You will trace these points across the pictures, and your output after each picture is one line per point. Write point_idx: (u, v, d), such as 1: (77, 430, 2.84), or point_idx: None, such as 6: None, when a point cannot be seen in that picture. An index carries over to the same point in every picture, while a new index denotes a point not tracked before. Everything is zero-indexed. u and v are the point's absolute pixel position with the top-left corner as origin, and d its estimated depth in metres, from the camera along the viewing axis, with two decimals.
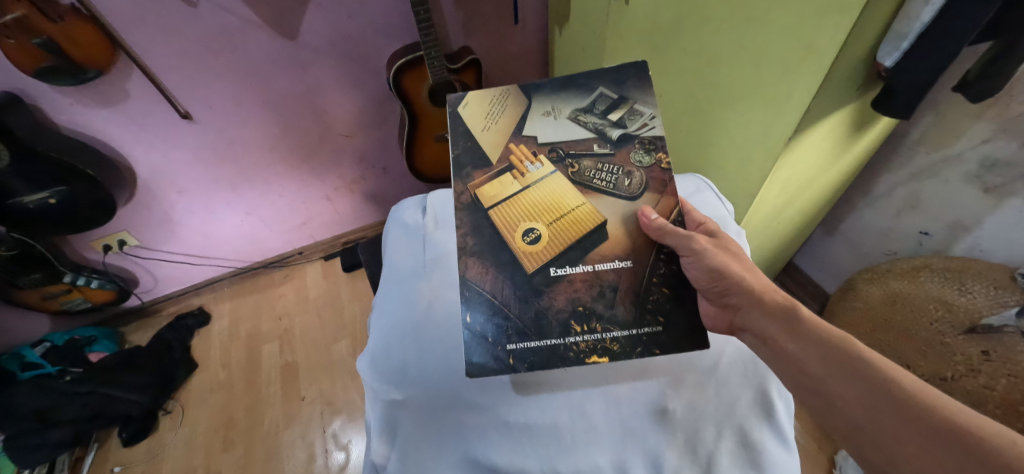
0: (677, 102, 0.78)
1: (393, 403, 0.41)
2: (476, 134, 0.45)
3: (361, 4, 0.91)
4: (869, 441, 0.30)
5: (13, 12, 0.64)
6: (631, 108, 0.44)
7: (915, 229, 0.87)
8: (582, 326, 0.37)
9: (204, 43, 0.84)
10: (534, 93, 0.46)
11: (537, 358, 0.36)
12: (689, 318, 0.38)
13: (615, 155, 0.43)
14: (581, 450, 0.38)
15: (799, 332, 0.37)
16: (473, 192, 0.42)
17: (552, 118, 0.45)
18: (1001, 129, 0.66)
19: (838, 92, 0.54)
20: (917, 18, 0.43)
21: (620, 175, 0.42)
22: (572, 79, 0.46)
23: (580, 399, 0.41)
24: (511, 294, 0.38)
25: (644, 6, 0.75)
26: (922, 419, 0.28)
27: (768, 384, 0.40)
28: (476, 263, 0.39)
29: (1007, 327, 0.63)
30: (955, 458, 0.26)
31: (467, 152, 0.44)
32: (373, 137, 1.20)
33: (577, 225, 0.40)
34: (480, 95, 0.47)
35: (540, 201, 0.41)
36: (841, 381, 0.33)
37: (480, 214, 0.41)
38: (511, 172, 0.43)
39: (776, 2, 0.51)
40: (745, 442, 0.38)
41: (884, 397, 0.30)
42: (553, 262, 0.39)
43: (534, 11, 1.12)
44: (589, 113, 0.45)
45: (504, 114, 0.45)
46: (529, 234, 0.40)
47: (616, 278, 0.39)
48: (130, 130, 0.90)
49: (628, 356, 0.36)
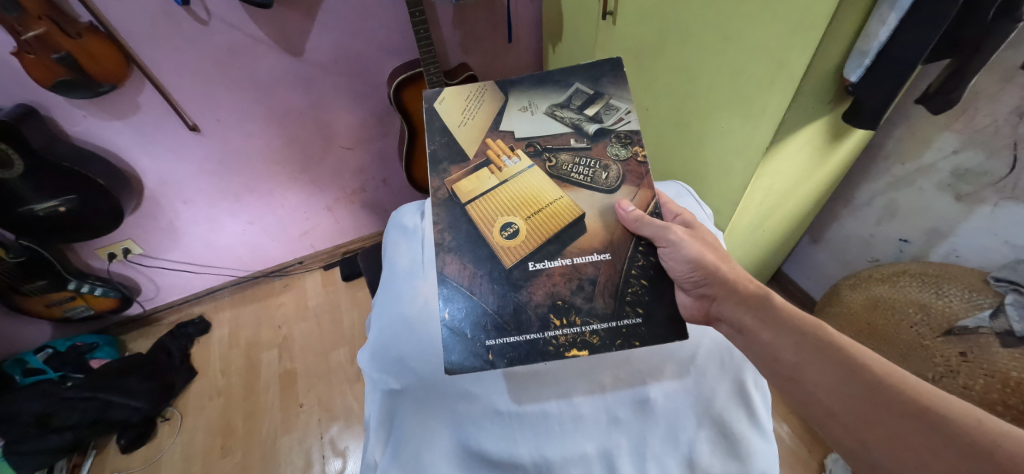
0: (663, 115, 0.82)
1: (392, 392, 0.43)
2: (453, 129, 0.48)
3: (365, 23, 0.96)
4: (841, 424, 0.32)
5: (35, 29, 0.68)
6: (607, 103, 0.47)
7: (895, 236, 0.90)
8: (560, 320, 0.40)
9: (217, 59, 0.88)
10: (511, 89, 0.50)
11: (515, 353, 0.39)
12: (664, 312, 0.41)
13: (592, 149, 0.46)
14: (568, 437, 0.40)
15: (773, 321, 0.40)
16: (449, 187, 0.45)
17: (529, 114, 0.49)
18: (968, 140, 0.71)
19: (810, 106, 0.58)
20: (876, 37, 0.48)
21: (598, 168, 0.46)
22: (548, 76, 0.50)
23: (569, 389, 0.43)
24: (490, 290, 0.41)
25: (630, 26, 0.80)
26: (890, 401, 0.31)
27: (744, 374, 0.43)
28: (455, 260, 0.42)
29: (982, 328, 0.66)
30: (923, 438, 0.28)
31: (443, 147, 0.47)
32: (373, 149, 1.24)
33: (555, 218, 0.43)
34: (456, 92, 0.50)
35: (517, 194, 0.45)
36: (815, 368, 0.35)
37: (458, 210, 0.44)
38: (489, 167, 0.46)
39: (751, 23, 0.55)
40: (724, 430, 0.40)
41: (856, 382, 0.33)
42: (530, 257, 0.42)
43: (529, 31, 1.18)
44: (565, 108, 0.48)
45: (480, 110, 0.49)
46: (507, 228, 0.43)
47: (595, 271, 0.41)
48: (140, 142, 0.94)
49: (607, 348, 0.39)
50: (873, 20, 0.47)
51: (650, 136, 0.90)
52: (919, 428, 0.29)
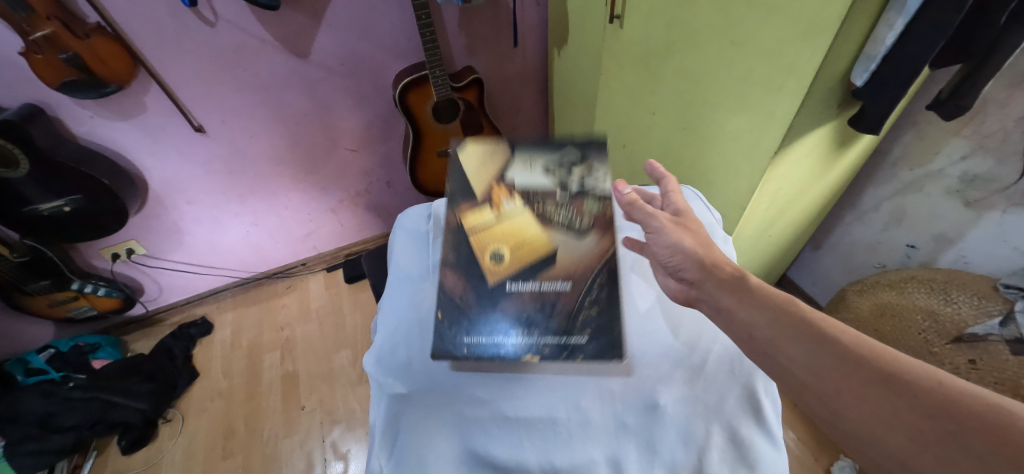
0: (670, 120, 0.82)
1: (398, 396, 0.39)
2: (467, 174, 0.51)
3: (371, 25, 0.96)
4: (814, 396, 0.28)
5: (43, 30, 0.68)
6: (591, 169, 0.50)
7: (902, 242, 0.90)
8: (526, 330, 0.40)
9: (224, 61, 0.89)
10: (518, 146, 0.53)
11: (480, 350, 0.40)
12: (615, 333, 0.40)
13: (573, 202, 0.47)
14: (579, 443, 0.36)
15: (747, 298, 0.34)
16: (459, 219, 0.48)
17: (527, 169, 0.50)
18: (977, 146, 0.70)
19: (819, 110, 0.57)
20: (883, 43, 0.48)
21: (574, 217, 0.46)
22: (550, 141, 0.53)
23: (547, 387, 0.39)
24: (473, 298, 0.42)
25: (637, 31, 0.80)
26: (862, 368, 0.27)
27: (756, 381, 0.38)
28: (451, 274, 0.44)
29: (992, 335, 0.65)
30: (889, 401, 0.24)
31: (459, 187, 0.50)
32: (379, 152, 1.24)
33: (532, 250, 0.43)
34: (477, 144, 0.54)
35: (508, 229, 0.45)
36: (790, 342, 0.30)
37: (462, 233, 0.46)
38: (489, 205, 0.48)
39: (759, 28, 0.55)
40: (735, 440, 0.35)
41: (828, 353, 0.28)
42: (510, 276, 0.43)
43: (533, 34, 1.19)
44: (557, 167, 0.50)
45: (490, 163, 0.52)
46: (495, 255, 0.44)
47: (557, 295, 0.41)
48: (145, 143, 0.94)
49: (554, 361, 0.39)
50: (880, 26, 0.47)
51: (656, 139, 0.89)
52: (884, 392, 0.25)
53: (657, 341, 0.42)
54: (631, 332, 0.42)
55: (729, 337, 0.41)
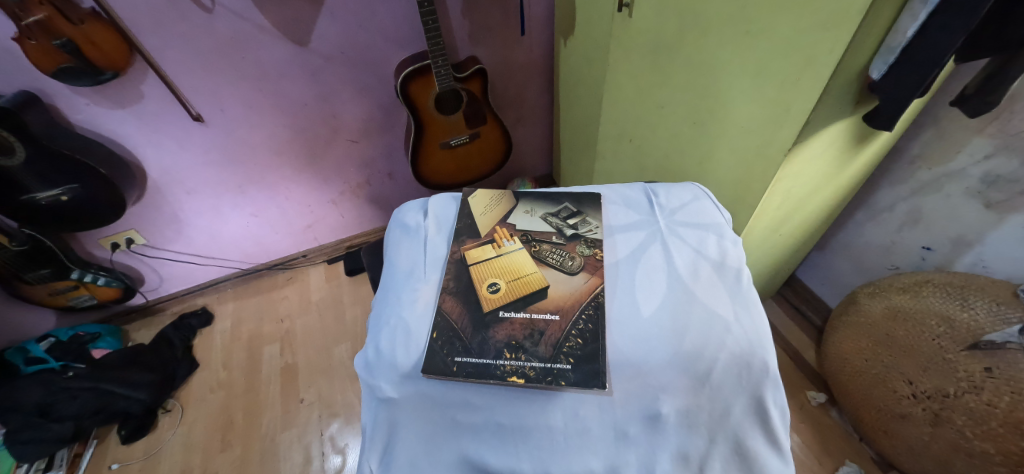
0: (679, 112, 0.79)
1: (389, 402, 0.38)
2: (475, 216, 0.56)
3: (371, 13, 0.93)
4: None
5: (36, 14, 0.66)
6: (585, 218, 0.54)
7: (918, 244, 0.87)
8: (512, 354, 0.39)
9: (219, 48, 0.86)
10: (521, 197, 0.58)
11: (474, 369, 0.38)
12: (601, 360, 0.38)
13: (566, 245, 0.50)
14: (575, 452, 0.33)
15: None
16: (462, 253, 0.50)
17: (529, 215, 0.56)
18: (1002, 145, 0.66)
19: (836, 105, 0.54)
20: (904, 33, 0.44)
21: (566, 257, 0.49)
22: (549, 194, 0.59)
23: (548, 397, 0.37)
24: (468, 324, 0.43)
25: (648, 19, 0.76)
26: None
27: (765, 390, 0.35)
28: (451, 299, 0.45)
29: (1010, 343, 0.63)
30: None
31: (467, 226, 0.54)
32: (380, 143, 1.22)
33: (527, 285, 0.46)
34: (485, 191, 0.59)
35: (507, 265, 0.49)
36: None
37: (463, 268, 0.49)
38: (492, 243, 0.51)
39: (774, 18, 0.52)
40: (740, 451, 0.33)
41: None
42: (504, 305, 0.44)
43: (539, 23, 1.15)
44: (554, 216, 0.55)
45: (496, 208, 0.57)
46: (492, 286, 0.46)
47: (546, 325, 0.42)
48: (143, 132, 0.93)
49: (542, 386, 0.37)
50: (904, 15, 0.43)
51: (664, 133, 0.87)
52: None
53: (658, 346, 0.39)
54: (613, 348, 0.39)
55: (739, 342, 0.38)
